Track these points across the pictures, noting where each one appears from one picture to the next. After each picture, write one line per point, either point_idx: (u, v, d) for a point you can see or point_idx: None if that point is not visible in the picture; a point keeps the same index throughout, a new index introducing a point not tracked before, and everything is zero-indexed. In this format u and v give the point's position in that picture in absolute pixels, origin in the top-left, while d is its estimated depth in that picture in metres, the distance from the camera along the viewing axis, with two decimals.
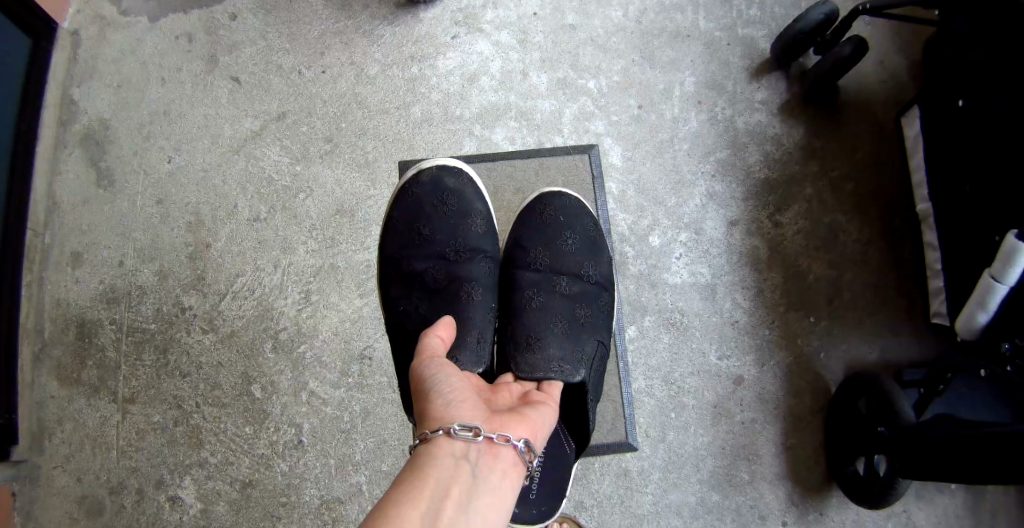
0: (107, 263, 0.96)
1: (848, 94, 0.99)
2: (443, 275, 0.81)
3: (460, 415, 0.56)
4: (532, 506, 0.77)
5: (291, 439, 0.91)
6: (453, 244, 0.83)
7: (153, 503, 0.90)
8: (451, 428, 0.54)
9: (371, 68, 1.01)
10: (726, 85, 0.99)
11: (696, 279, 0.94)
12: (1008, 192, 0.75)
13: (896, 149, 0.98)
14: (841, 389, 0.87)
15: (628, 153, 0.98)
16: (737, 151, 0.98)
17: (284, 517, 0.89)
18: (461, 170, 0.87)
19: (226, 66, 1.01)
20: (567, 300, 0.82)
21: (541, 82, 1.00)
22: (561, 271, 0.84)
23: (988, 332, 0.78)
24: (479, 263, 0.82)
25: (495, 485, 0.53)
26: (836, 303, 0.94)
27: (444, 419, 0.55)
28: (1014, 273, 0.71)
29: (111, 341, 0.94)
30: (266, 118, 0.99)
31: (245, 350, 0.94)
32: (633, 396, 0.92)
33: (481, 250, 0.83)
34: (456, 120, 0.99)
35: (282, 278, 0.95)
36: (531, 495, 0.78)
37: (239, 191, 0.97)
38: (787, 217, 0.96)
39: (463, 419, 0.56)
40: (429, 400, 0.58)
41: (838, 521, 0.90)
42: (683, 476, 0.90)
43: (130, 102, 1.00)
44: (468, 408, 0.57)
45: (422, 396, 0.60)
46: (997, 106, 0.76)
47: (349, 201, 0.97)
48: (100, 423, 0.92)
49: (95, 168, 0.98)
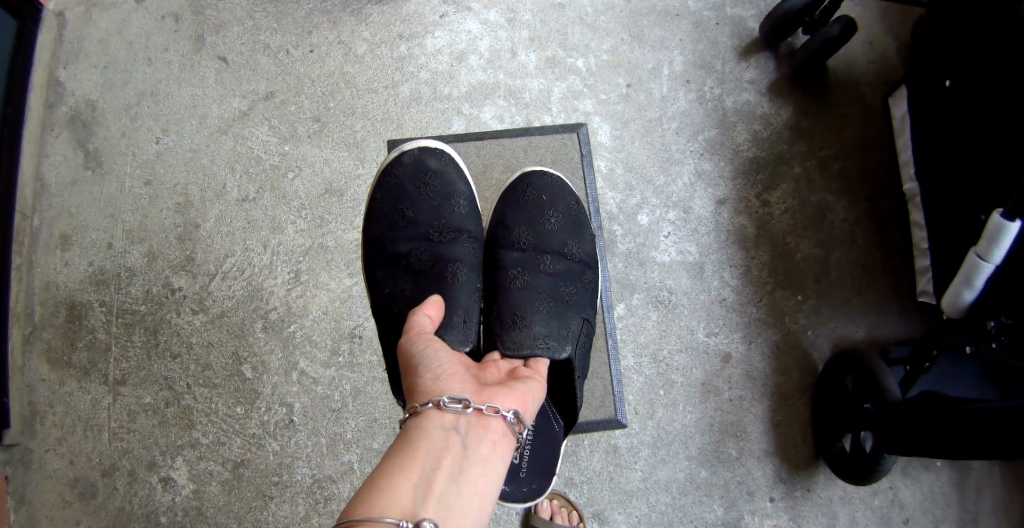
0: (96, 246, 0.96)
1: (836, 75, 0.99)
2: (427, 256, 0.81)
3: (449, 388, 0.57)
4: (522, 484, 0.79)
5: (281, 418, 0.92)
6: (437, 224, 0.83)
7: (145, 485, 0.91)
8: (441, 400, 0.55)
9: (359, 47, 1.00)
10: (715, 64, 0.99)
11: (684, 258, 0.95)
12: (997, 169, 0.75)
13: (883, 128, 0.98)
14: (829, 366, 0.88)
15: (616, 132, 0.98)
16: (725, 130, 0.98)
17: (276, 496, 0.90)
18: (443, 150, 0.87)
19: (213, 46, 1.00)
20: (551, 278, 0.82)
21: (530, 61, 1.00)
22: (544, 249, 0.84)
23: (973, 311, 0.78)
24: (463, 243, 0.82)
25: (486, 455, 0.53)
26: (824, 281, 0.95)
27: (433, 393, 0.56)
28: (1000, 251, 0.70)
29: (101, 323, 0.94)
30: (254, 98, 0.99)
31: (235, 331, 0.94)
32: (622, 374, 0.92)
33: (464, 231, 0.84)
34: (444, 99, 0.99)
35: (272, 257, 0.95)
36: (522, 473, 0.79)
37: (228, 172, 0.97)
38: (775, 196, 0.96)
39: (452, 391, 0.56)
40: (418, 375, 0.59)
41: (825, 497, 0.91)
42: (672, 452, 0.90)
43: (117, 83, 0.99)
44: (456, 381, 0.58)
45: (411, 372, 0.60)
46: (984, 84, 0.77)
47: (338, 180, 0.97)
48: (91, 406, 0.92)
49: (83, 149, 0.98)
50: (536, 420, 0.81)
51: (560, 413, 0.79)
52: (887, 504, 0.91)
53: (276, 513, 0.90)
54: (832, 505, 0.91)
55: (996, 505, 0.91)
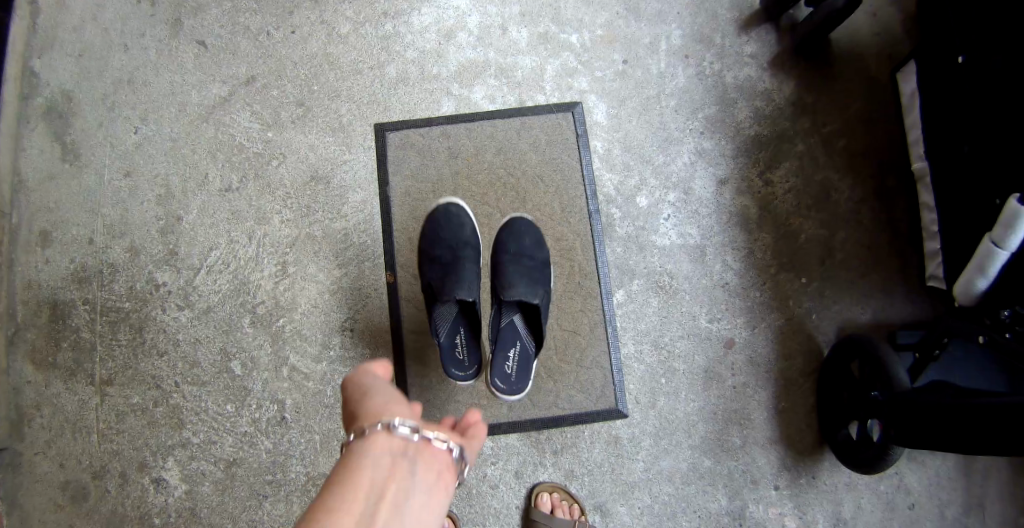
0: (77, 241, 0.92)
1: (839, 48, 0.95)
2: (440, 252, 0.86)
3: (397, 408, 0.52)
4: (511, 381, 0.83)
5: (273, 416, 0.89)
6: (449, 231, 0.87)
7: (137, 486, 0.88)
8: (392, 422, 0.50)
9: (342, 27, 0.96)
10: (714, 38, 0.96)
11: (685, 241, 0.92)
12: (1005, 156, 0.72)
13: (887, 105, 0.95)
14: (835, 351, 0.84)
15: (613, 110, 0.94)
16: (726, 107, 0.94)
17: (271, 495, 0.87)
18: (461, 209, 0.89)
19: (191, 30, 0.96)
20: (540, 271, 0.86)
21: (521, 37, 0.96)
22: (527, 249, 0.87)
23: (987, 297, 0.74)
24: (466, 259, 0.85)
25: (433, 486, 0.49)
26: (829, 263, 0.92)
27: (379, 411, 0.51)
28: (1016, 238, 0.67)
29: (85, 322, 0.91)
30: (235, 83, 0.95)
31: (222, 326, 0.90)
32: (622, 362, 0.90)
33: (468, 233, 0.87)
34: (432, 79, 0.95)
35: (258, 249, 0.92)
36: (511, 376, 0.83)
37: (210, 160, 0.93)
38: (778, 174, 0.93)
39: (400, 411, 0.51)
40: (362, 393, 0.54)
41: (832, 485, 0.88)
42: (675, 442, 0.88)
43: (93, 71, 0.95)
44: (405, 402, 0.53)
45: (356, 386, 0.56)
46: (998, 65, 0.72)
47: (324, 166, 0.93)
48: (78, 407, 0.89)
49: (60, 142, 0.94)
50: (513, 351, 0.83)
51: (531, 333, 0.84)
52: (895, 491, 0.88)
53: (271, 513, 0.87)
54: (838, 492, 0.88)
55: (1003, 489, 0.88)
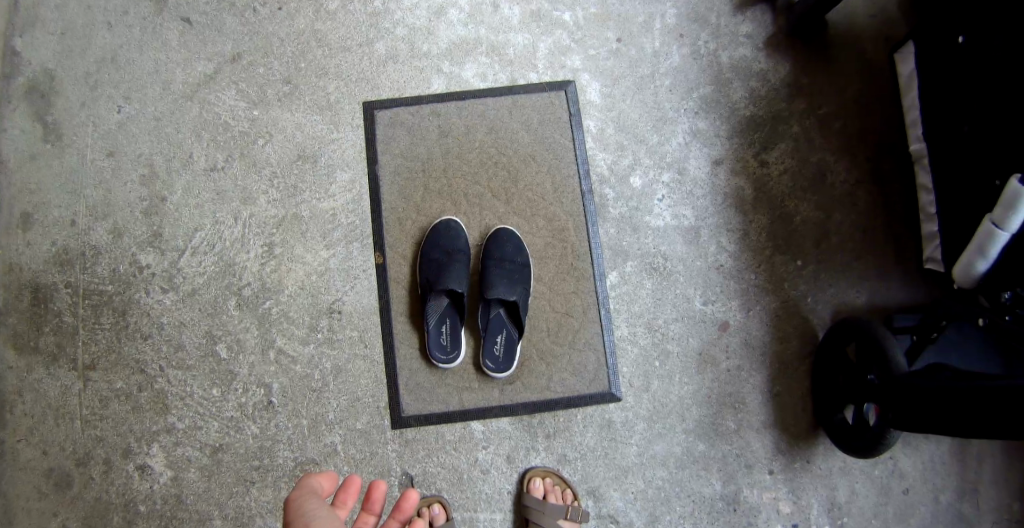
0: (59, 224, 0.90)
1: (835, 29, 0.94)
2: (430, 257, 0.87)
3: None
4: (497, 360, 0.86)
5: (260, 400, 0.87)
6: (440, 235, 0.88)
7: (122, 474, 0.86)
8: None
9: (330, 3, 0.94)
10: (709, 17, 0.94)
11: (680, 223, 0.91)
12: (1003, 137, 0.71)
13: (883, 86, 0.94)
14: (830, 334, 0.83)
15: (606, 89, 0.93)
16: (720, 87, 0.93)
17: (258, 481, 0.86)
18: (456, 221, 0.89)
19: (176, 6, 0.94)
20: (521, 276, 0.87)
21: (513, 15, 0.94)
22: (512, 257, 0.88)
23: (986, 278, 0.74)
24: (456, 264, 0.87)
25: None
26: (824, 245, 0.91)
27: None
28: (1017, 218, 0.66)
29: (67, 305, 0.89)
30: (220, 60, 0.93)
31: (208, 309, 0.89)
32: (616, 345, 0.89)
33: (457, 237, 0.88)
34: (422, 57, 0.93)
35: (244, 230, 0.90)
36: (495, 357, 0.87)
37: (194, 139, 0.91)
38: (773, 156, 0.92)
39: None
40: None
41: (826, 469, 0.88)
42: (669, 425, 0.87)
43: (75, 50, 0.93)
44: None
45: None
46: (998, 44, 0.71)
47: (312, 145, 0.91)
48: (61, 393, 0.87)
49: (41, 122, 0.92)
50: (501, 336, 0.87)
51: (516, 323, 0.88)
52: (890, 475, 0.88)
53: (258, 499, 0.85)
54: (832, 476, 0.88)
55: (996, 471, 0.88)
